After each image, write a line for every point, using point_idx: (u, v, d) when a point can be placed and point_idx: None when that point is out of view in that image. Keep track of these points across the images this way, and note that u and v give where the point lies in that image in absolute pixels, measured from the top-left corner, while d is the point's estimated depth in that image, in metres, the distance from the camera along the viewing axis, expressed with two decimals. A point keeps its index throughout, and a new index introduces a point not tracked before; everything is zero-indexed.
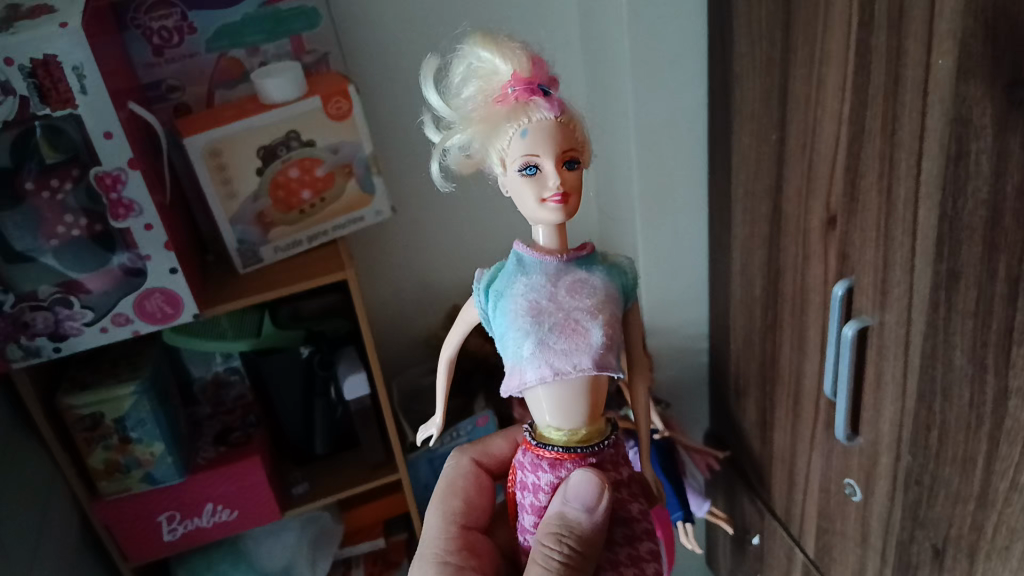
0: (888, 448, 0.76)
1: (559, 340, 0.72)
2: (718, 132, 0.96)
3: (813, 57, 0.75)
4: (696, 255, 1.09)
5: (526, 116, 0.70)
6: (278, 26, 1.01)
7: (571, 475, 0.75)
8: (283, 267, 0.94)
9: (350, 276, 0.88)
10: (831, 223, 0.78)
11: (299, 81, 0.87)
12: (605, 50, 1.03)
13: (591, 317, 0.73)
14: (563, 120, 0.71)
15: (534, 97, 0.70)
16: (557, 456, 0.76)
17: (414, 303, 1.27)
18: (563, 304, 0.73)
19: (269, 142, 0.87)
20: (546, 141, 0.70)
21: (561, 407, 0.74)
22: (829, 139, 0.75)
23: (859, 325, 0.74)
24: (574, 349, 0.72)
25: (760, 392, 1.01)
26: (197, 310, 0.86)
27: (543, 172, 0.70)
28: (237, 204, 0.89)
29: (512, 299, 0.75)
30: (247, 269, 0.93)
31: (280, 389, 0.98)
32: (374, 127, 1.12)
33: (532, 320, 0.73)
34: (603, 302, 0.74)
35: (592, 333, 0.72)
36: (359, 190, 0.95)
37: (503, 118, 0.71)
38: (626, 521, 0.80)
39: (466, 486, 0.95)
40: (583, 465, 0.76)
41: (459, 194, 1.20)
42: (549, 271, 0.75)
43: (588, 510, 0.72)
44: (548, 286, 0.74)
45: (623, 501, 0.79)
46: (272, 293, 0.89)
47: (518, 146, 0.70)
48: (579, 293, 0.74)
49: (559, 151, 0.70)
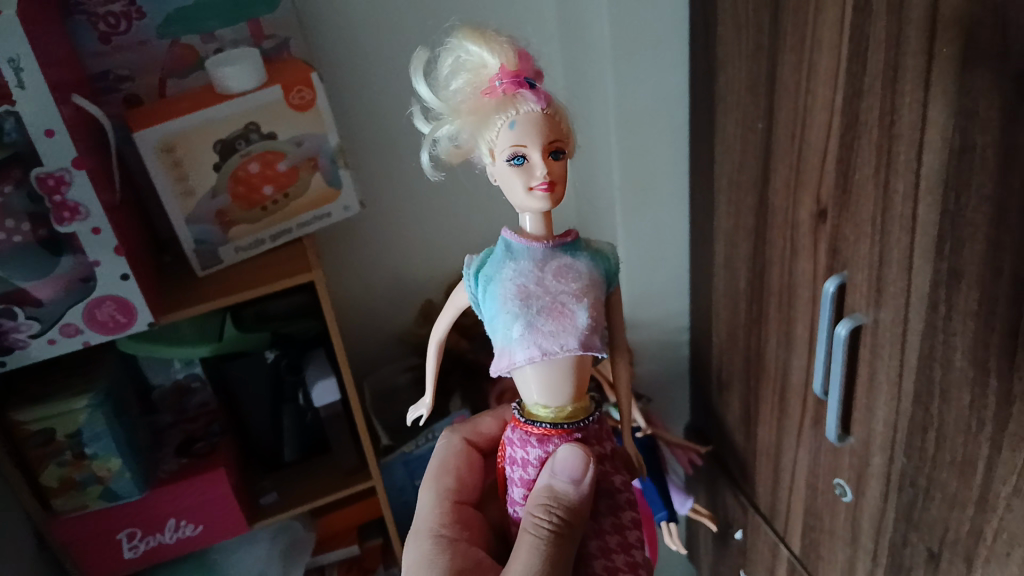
0: (882, 449, 0.74)
1: (545, 321, 0.68)
2: (701, 119, 0.93)
3: (804, 44, 0.71)
4: (677, 246, 1.06)
5: (514, 110, 0.66)
6: (236, 10, 0.95)
7: (559, 449, 0.72)
8: (245, 268, 0.88)
9: (318, 277, 0.83)
10: (821, 216, 0.75)
11: (258, 69, 0.82)
12: (584, 35, 0.99)
13: (576, 300, 0.69)
14: (549, 112, 0.67)
15: (523, 91, 0.66)
16: (547, 432, 0.73)
17: (386, 299, 1.22)
18: (551, 288, 0.69)
19: (228, 135, 0.82)
20: (533, 132, 0.66)
21: (545, 389, 0.72)
22: (822, 131, 0.72)
23: (853, 323, 0.71)
24: (561, 330, 0.68)
25: (744, 386, 0.98)
26: (152, 318, 0.80)
27: (530, 162, 0.66)
28: (195, 201, 0.84)
29: (502, 283, 0.70)
30: (206, 271, 0.87)
31: (245, 395, 0.93)
32: (340, 116, 1.07)
33: (519, 304, 0.69)
34: (591, 287, 0.71)
35: (579, 313, 0.69)
36: (326, 184, 0.90)
37: (491, 111, 0.67)
38: (610, 496, 0.77)
39: (459, 464, 0.93)
40: (570, 440, 0.73)
41: (430, 184, 1.15)
42: (536, 257, 0.71)
43: (575, 483, 0.70)
44: (536, 271, 0.70)
45: (607, 473, 0.76)
46: (236, 298, 0.83)
47: (506, 137, 0.66)
48: (567, 276, 0.70)
49: (548, 142, 0.66)
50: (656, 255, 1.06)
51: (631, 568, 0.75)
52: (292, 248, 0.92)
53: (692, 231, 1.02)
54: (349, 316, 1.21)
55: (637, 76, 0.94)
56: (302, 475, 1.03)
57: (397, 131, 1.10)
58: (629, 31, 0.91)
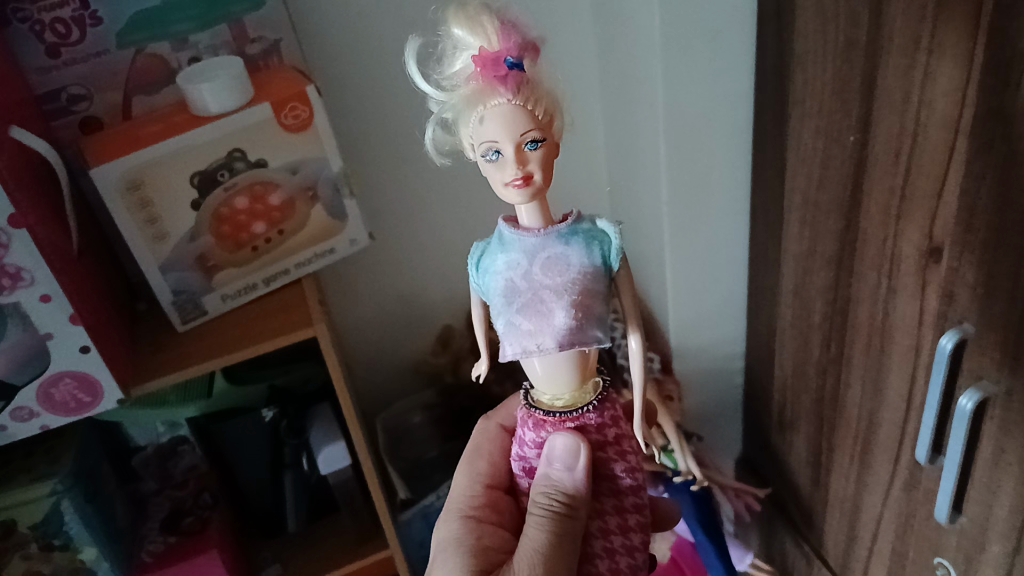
0: (1003, 537, 0.61)
1: (522, 319, 0.60)
2: (768, 124, 0.78)
3: (920, 48, 0.57)
4: (735, 267, 0.91)
5: (483, 105, 0.54)
6: (211, 10, 0.81)
7: (553, 434, 0.64)
8: (233, 320, 0.75)
9: (321, 332, 0.70)
10: (933, 256, 0.61)
11: (241, 84, 0.67)
12: (624, 26, 0.84)
13: (559, 297, 0.59)
14: (519, 99, 0.54)
15: (493, 83, 0.54)
16: (545, 416, 0.65)
17: (400, 322, 1.09)
18: (536, 283, 0.60)
19: (207, 166, 0.68)
20: (501, 122, 0.54)
21: (546, 372, 0.63)
22: (939, 155, 0.58)
23: (978, 397, 0.58)
24: (538, 330, 0.60)
25: (814, 428, 0.86)
26: (120, 395, 0.67)
27: (503, 160, 0.55)
28: (170, 246, 0.70)
29: (493, 274, 0.62)
30: (188, 325, 0.74)
31: (242, 458, 0.83)
32: (342, 124, 0.92)
33: (501, 298, 0.61)
34: (588, 283, 0.59)
35: (560, 309, 0.59)
36: (329, 216, 0.77)
37: (463, 102, 0.56)
38: (611, 482, 0.67)
39: (493, 449, 0.84)
40: (562, 430, 0.64)
41: (447, 193, 1.01)
42: (527, 248, 0.60)
43: (571, 471, 0.63)
44: (524, 262, 0.60)
45: (606, 459, 0.66)
46: (225, 360, 0.70)
47: (478, 131, 0.55)
48: (553, 271, 0.59)
49: (523, 133, 0.54)
50: (709, 278, 0.91)
51: (629, 551, 0.66)
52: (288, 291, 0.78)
53: (752, 248, 0.88)
54: (355, 344, 1.08)
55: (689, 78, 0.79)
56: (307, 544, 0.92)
57: (406, 137, 0.95)
58: (685, 22, 0.75)
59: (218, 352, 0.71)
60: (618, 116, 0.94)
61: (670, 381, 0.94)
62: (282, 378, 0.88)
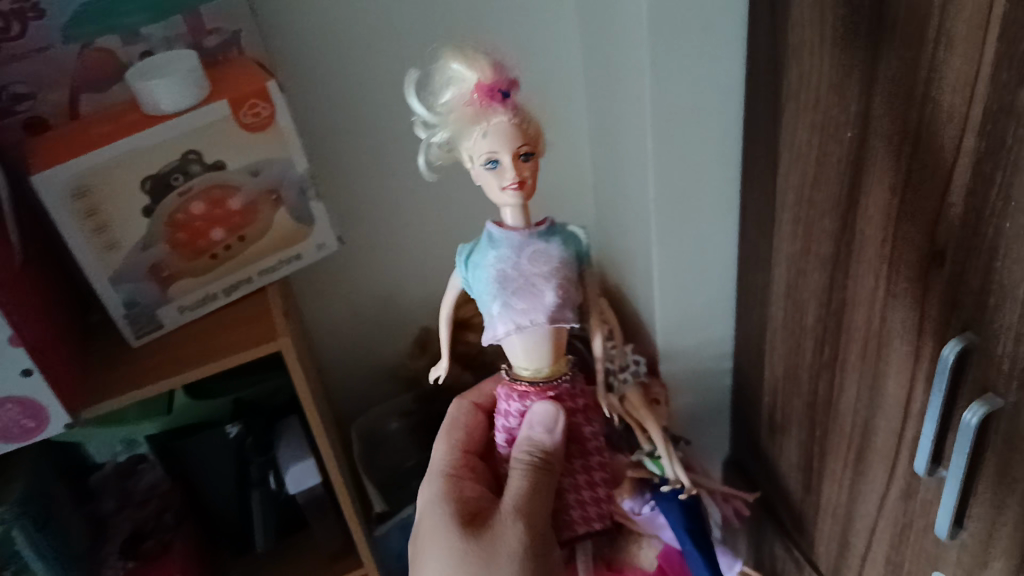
0: (1007, 555, 0.58)
1: (515, 303, 0.63)
2: (760, 117, 0.74)
3: (926, 40, 0.53)
4: (724, 266, 0.88)
5: (484, 123, 0.60)
6: (166, 0, 0.76)
7: (534, 404, 0.69)
8: (191, 333, 0.71)
9: (284, 345, 0.66)
10: (935, 260, 0.58)
11: (197, 81, 0.64)
12: (607, 14, 0.80)
13: (547, 279, 0.64)
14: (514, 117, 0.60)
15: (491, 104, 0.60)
16: (528, 388, 0.70)
17: (376, 325, 1.05)
18: (526, 270, 0.64)
19: (159, 169, 0.64)
20: (502, 134, 0.60)
21: (526, 351, 0.67)
22: (945, 153, 0.54)
23: (986, 411, 0.54)
24: (530, 309, 0.63)
25: (806, 432, 0.83)
26: (69, 420, 0.63)
27: (501, 169, 0.61)
28: (121, 255, 0.66)
29: (483, 269, 0.65)
30: (141, 340, 0.70)
31: (205, 476, 0.80)
32: (311, 119, 0.87)
33: (494, 289, 0.64)
34: (567, 271, 0.65)
35: (548, 291, 0.64)
36: (293, 220, 0.73)
37: (459, 123, 0.61)
38: (579, 444, 0.72)
39: (467, 419, 0.82)
40: (543, 398, 0.69)
41: (424, 190, 0.96)
42: (514, 243, 0.64)
43: (551, 433, 0.68)
44: (514, 253, 0.64)
45: (576, 425, 0.71)
46: (183, 377, 0.66)
47: (477, 145, 0.61)
48: (540, 261, 0.64)
49: (519, 145, 0.61)
50: (697, 279, 0.88)
51: (596, 501, 0.73)
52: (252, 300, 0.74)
53: (742, 247, 0.85)
54: (328, 348, 1.04)
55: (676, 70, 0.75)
56: (277, 564, 0.88)
57: (378, 131, 0.90)
58: (671, 11, 0.71)
59: (175, 368, 0.66)
60: (601, 109, 0.90)
61: (656, 385, 0.90)
62: (249, 392, 0.85)
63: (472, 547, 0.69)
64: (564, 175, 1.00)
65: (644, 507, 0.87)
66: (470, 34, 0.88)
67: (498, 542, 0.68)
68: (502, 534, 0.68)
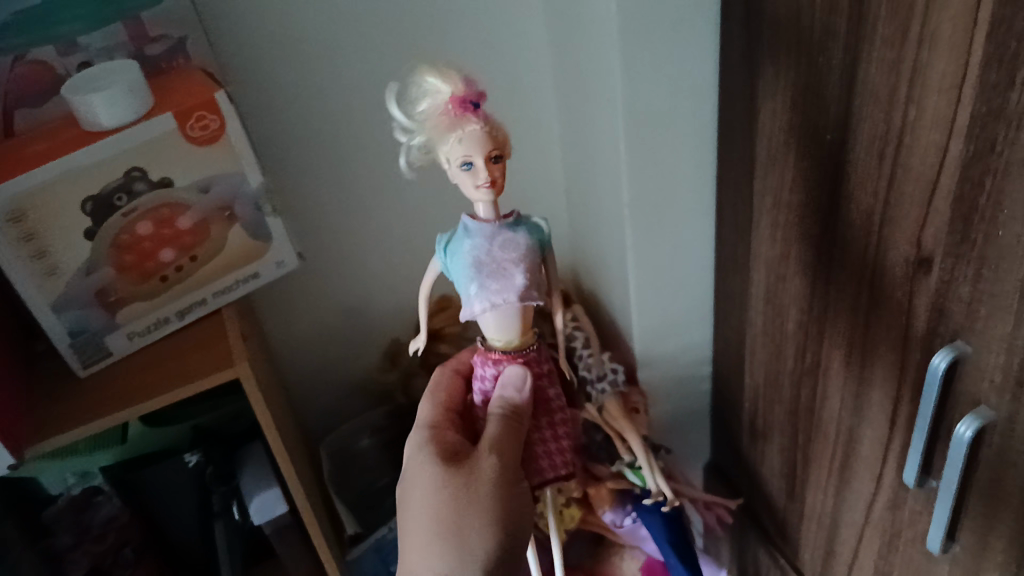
0: (1002, 569, 0.56)
1: (488, 284, 0.61)
2: (736, 116, 0.72)
3: (908, 39, 0.51)
4: (702, 270, 0.85)
5: (459, 129, 0.58)
6: (104, 6, 0.70)
7: (508, 367, 0.68)
8: (142, 362, 0.68)
9: (243, 373, 0.64)
10: (922, 266, 0.55)
11: (140, 92, 0.61)
12: (575, 12, 0.77)
13: (518, 265, 0.62)
14: (487, 125, 0.58)
15: (465, 110, 0.58)
16: (501, 354, 0.68)
17: (343, 337, 1.01)
18: (497, 256, 0.62)
19: (100, 189, 0.61)
20: (478, 138, 0.58)
21: (496, 325, 0.66)
22: (931, 157, 0.51)
23: (979, 424, 0.52)
24: (502, 293, 0.61)
25: (788, 439, 0.80)
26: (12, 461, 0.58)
27: (476, 171, 0.58)
28: (63, 281, 0.63)
29: (456, 255, 0.63)
30: (89, 369, 0.67)
31: (166, 505, 0.79)
32: (268, 127, 0.84)
33: (466, 276, 0.62)
34: (535, 259, 0.63)
35: (520, 273, 0.62)
36: (248, 236, 0.71)
37: (434, 128, 0.59)
38: (544, 403, 0.70)
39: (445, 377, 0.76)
40: (513, 363, 0.68)
41: (390, 196, 0.93)
42: (486, 232, 0.62)
43: (520, 392, 0.66)
44: (486, 241, 0.62)
45: (540, 384, 0.69)
46: (134, 410, 0.63)
47: (451, 150, 0.58)
48: (511, 246, 0.62)
49: (493, 149, 0.59)
50: (674, 284, 0.85)
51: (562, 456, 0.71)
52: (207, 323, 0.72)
53: (720, 249, 0.82)
54: (295, 362, 1.00)
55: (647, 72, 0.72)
56: None
57: (341, 137, 0.87)
58: (641, 9, 0.68)
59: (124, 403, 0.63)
60: (571, 110, 0.86)
61: (635, 393, 0.87)
62: (208, 417, 0.84)
63: (450, 483, 0.64)
64: (535, 178, 0.96)
65: (625, 519, 0.86)
66: (433, 34, 0.85)
67: (476, 479, 0.64)
68: (479, 473, 0.64)
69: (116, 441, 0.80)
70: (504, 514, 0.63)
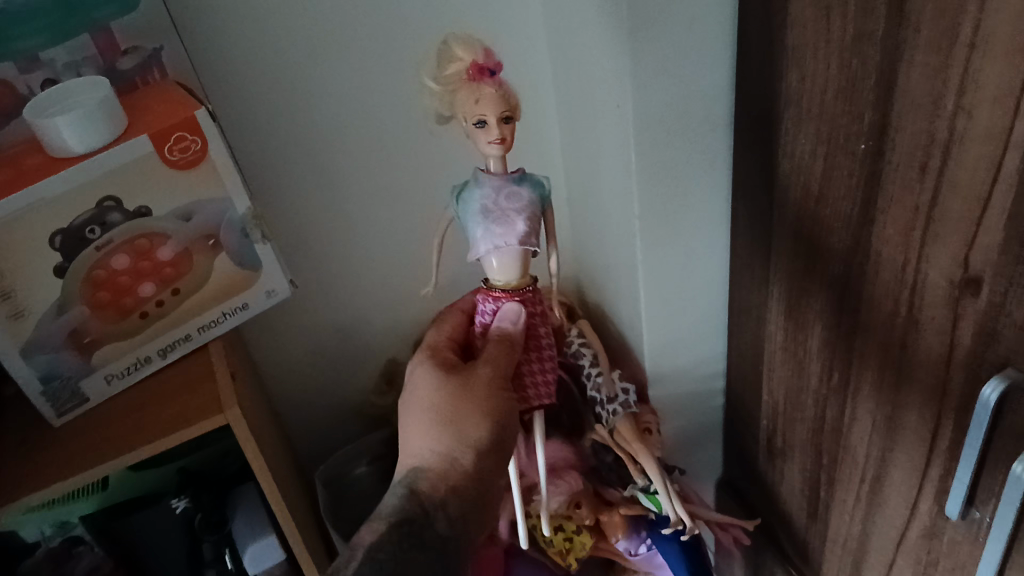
0: None
1: (492, 229, 0.64)
2: (755, 122, 0.67)
3: (956, 45, 0.46)
4: (714, 283, 0.81)
5: (475, 91, 0.60)
6: (69, 20, 0.64)
7: (506, 305, 0.68)
8: (120, 407, 0.65)
9: (232, 420, 0.61)
10: (969, 287, 0.51)
11: (111, 111, 0.56)
12: (579, 14, 0.71)
13: (520, 213, 0.64)
14: (502, 90, 0.61)
15: (483, 73, 0.60)
16: (501, 293, 0.68)
17: (336, 356, 0.96)
18: (501, 203, 0.64)
19: (70, 222, 0.57)
20: (494, 101, 0.60)
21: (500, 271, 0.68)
22: (980, 171, 0.47)
23: None
24: (504, 237, 0.64)
25: (811, 459, 0.76)
26: None
27: (488, 131, 0.61)
28: (32, 323, 0.59)
29: (465, 203, 0.66)
30: (64, 417, 0.64)
31: (154, 556, 0.75)
32: (252, 141, 0.78)
33: (473, 220, 0.65)
34: (537, 212, 0.66)
35: (521, 221, 0.64)
36: (235, 266, 0.67)
37: (455, 92, 0.62)
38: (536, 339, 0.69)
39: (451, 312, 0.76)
40: (511, 300, 0.68)
41: (384, 208, 0.87)
42: (493, 184, 0.65)
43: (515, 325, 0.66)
44: (493, 189, 0.65)
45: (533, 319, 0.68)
46: (115, 463, 0.60)
47: (467, 109, 0.61)
48: (515, 197, 0.64)
49: (507, 111, 0.61)
50: (686, 298, 0.81)
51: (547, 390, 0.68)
52: (192, 361, 0.68)
53: (734, 262, 0.78)
54: (286, 383, 0.95)
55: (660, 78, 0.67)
56: None
57: (329, 148, 0.81)
58: (652, 12, 0.64)
59: (103, 455, 0.60)
60: (574, 116, 0.82)
61: (648, 412, 0.82)
62: (194, 461, 0.80)
63: (447, 382, 0.65)
64: None
65: (640, 547, 0.82)
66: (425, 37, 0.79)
67: (472, 381, 0.64)
68: (475, 376, 0.64)
69: (95, 488, 0.75)
70: (494, 414, 0.62)
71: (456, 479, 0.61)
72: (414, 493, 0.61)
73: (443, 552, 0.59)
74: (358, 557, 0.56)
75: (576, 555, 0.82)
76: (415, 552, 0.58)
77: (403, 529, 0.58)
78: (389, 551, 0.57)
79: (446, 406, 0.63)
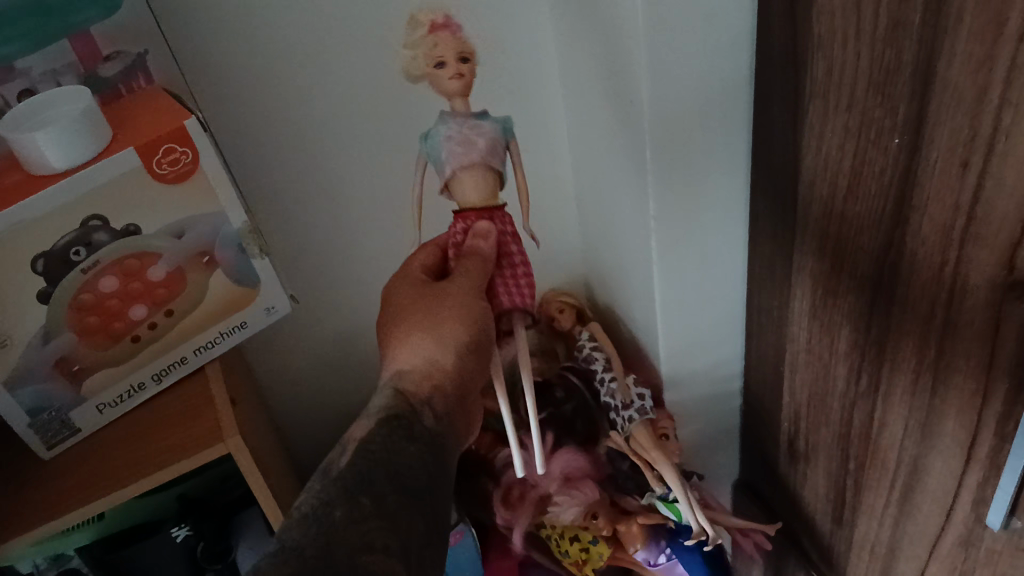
0: None
1: (455, 153, 0.67)
2: (779, 115, 0.64)
3: (1003, 34, 0.42)
4: (731, 283, 0.78)
5: (434, 40, 0.65)
6: (47, 22, 0.60)
7: (476, 223, 0.68)
8: (114, 437, 0.63)
9: (233, 448, 0.59)
10: (1014, 290, 0.48)
11: (95, 122, 0.53)
12: (599, 8, 0.66)
13: (480, 139, 0.67)
14: (455, 35, 0.65)
15: (441, 28, 0.65)
16: (469, 210, 0.69)
17: (340, 364, 0.93)
18: (463, 134, 0.67)
19: (53, 245, 0.54)
20: (450, 44, 0.65)
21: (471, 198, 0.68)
22: None
23: None
24: (467, 162, 0.68)
25: (837, 462, 0.73)
26: None
27: (444, 74, 0.66)
28: (17, 352, 0.57)
29: (431, 141, 0.69)
30: (54, 450, 0.62)
31: None
32: (249, 149, 0.74)
33: (439, 152, 0.68)
34: (498, 143, 0.68)
35: (482, 143, 0.67)
36: (234, 283, 0.64)
37: (419, 48, 0.66)
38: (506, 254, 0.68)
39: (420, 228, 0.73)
40: (479, 218, 0.68)
41: (387, 215, 0.82)
42: (456, 118, 0.68)
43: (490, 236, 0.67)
44: (455, 123, 0.67)
45: (501, 236, 0.68)
46: (110, 500, 0.58)
47: (425, 54, 0.66)
48: (477, 130, 0.67)
49: (462, 52, 0.66)
50: (703, 298, 0.78)
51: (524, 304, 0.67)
52: (191, 384, 0.66)
53: (754, 260, 0.75)
54: (289, 392, 0.93)
55: (678, 73, 0.64)
56: None
57: (322, 157, 0.77)
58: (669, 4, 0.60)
59: (97, 491, 0.59)
60: (585, 112, 0.78)
61: (664, 417, 0.79)
62: (194, 484, 0.77)
63: (421, 293, 0.62)
64: (545, 183, 0.88)
65: (659, 557, 0.80)
66: None
67: (447, 291, 0.62)
68: (450, 286, 0.62)
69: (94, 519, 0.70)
70: (474, 317, 0.60)
71: (440, 377, 0.57)
72: (403, 395, 0.56)
73: (432, 446, 0.53)
74: (348, 452, 0.51)
75: (592, 566, 0.80)
76: (406, 446, 0.52)
77: (391, 423, 0.53)
78: (380, 442, 0.51)
79: (421, 308, 0.61)
